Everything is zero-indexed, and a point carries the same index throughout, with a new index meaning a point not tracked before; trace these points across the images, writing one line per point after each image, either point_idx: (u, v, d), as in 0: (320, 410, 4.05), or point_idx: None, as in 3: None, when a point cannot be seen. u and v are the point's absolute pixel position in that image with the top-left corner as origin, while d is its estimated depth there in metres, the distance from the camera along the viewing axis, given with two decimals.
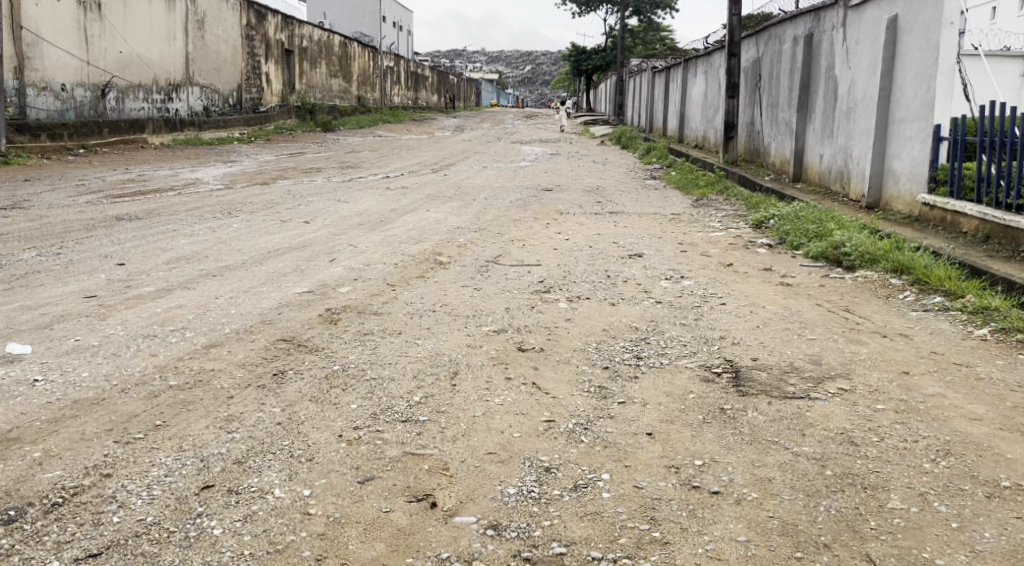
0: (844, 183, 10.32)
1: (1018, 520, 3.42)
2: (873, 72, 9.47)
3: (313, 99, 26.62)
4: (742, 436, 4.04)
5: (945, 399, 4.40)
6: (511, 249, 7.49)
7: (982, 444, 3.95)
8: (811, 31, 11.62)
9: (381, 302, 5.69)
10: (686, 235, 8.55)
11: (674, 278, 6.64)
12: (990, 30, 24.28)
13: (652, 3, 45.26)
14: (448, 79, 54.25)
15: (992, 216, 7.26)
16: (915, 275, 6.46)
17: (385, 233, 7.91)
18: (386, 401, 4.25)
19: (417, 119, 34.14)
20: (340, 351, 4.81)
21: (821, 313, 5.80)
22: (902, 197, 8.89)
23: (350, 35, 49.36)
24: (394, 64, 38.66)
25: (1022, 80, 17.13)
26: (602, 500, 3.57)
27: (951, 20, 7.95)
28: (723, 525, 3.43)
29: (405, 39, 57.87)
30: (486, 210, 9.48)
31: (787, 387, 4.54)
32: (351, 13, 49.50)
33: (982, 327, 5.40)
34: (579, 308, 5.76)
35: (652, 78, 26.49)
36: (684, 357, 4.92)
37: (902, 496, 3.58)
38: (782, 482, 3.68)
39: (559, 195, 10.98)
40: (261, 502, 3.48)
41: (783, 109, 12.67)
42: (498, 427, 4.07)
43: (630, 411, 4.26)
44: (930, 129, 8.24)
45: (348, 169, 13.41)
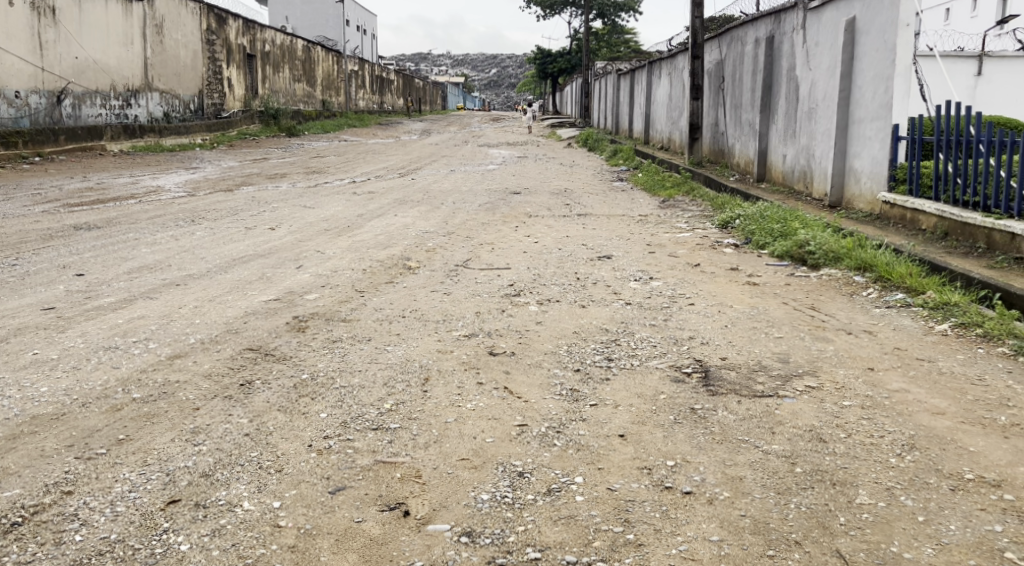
0: (806, 182, 10.44)
1: (982, 512, 3.48)
2: (832, 73, 9.59)
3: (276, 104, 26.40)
4: (713, 435, 4.06)
5: (909, 394, 4.46)
6: (480, 252, 7.47)
7: (946, 437, 4.01)
8: (772, 33, 11.74)
9: (350, 308, 5.66)
10: (654, 237, 8.58)
11: (643, 279, 6.68)
12: (944, 33, 24.70)
13: (614, 6, 45.52)
14: (413, 83, 54.14)
15: (951, 213, 7.37)
16: (878, 272, 6.53)
17: (352, 238, 7.87)
18: (357, 409, 4.22)
19: (384, 123, 34.00)
20: (308, 359, 4.77)
21: (787, 312, 5.85)
22: (863, 196, 9.02)
23: (313, 39, 49.11)
24: (358, 68, 38.49)
25: (973, 81, 17.42)
26: (576, 503, 3.58)
27: (907, 22, 8.07)
28: (696, 525, 3.45)
29: (369, 43, 57.73)
30: (454, 214, 9.47)
31: (756, 386, 4.58)
32: (313, 16, 49.23)
33: (944, 322, 5.48)
34: (550, 310, 5.77)
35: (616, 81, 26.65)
36: (654, 358, 4.94)
37: (869, 492, 3.62)
38: (752, 481, 3.71)
39: (527, 197, 11.00)
40: (230, 515, 3.44)
41: (747, 109, 12.80)
42: (469, 432, 4.06)
43: (602, 413, 4.27)
44: (888, 129, 8.37)
45: (314, 175, 13.33)
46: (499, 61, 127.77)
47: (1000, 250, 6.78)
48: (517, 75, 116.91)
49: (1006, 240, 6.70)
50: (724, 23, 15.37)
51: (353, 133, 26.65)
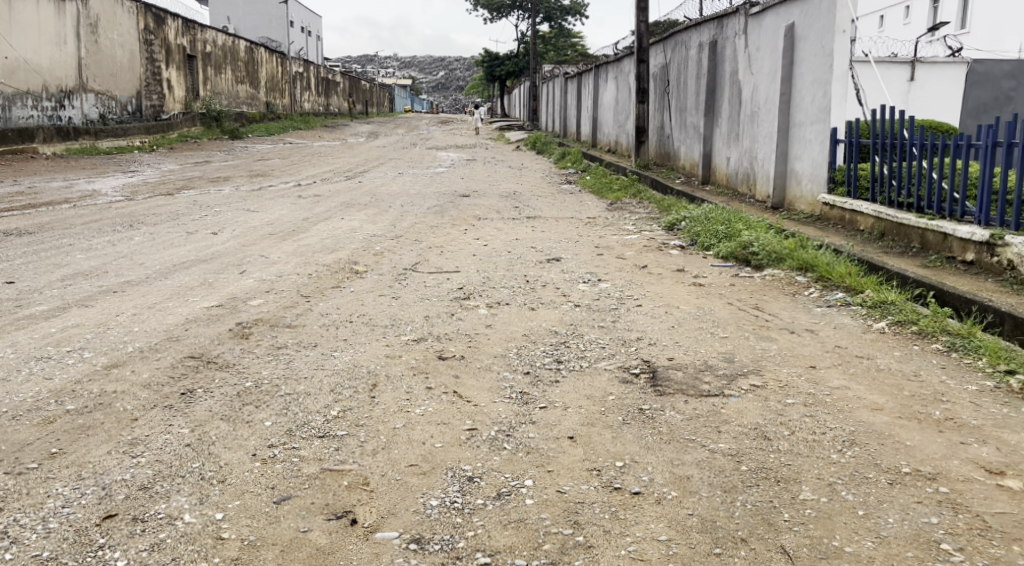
0: (750, 184, 10.61)
1: (919, 505, 3.57)
2: (773, 78, 9.77)
3: (218, 106, 26.00)
4: (661, 435, 4.11)
5: (849, 391, 4.56)
6: (428, 256, 7.46)
7: (883, 433, 4.11)
8: (714, 38, 11.92)
9: (295, 314, 5.60)
10: (601, 239, 8.65)
11: (591, 281, 6.73)
12: (879, 40, 25.32)
13: (561, 10, 45.80)
14: (360, 86, 53.80)
15: (886, 214, 7.54)
16: (818, 272, 6.66)
17: (298, 242, 7.80)
18: (302, 417, 4.18)
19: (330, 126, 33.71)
20: (252, 367, 4.71)
21: (732, 312, 5.93)
22: (804, 197, 9.19)
23: (256, 41, 48.50)
24: (303, 70, 38.09)
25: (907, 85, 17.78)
26: (525, 506, 3.59)
27: (843, 28, 8.25)
28: (644, 525, 3.48)
29: (314, 45, 57.23)
30: (403, 217, 9.43)
31: (702, 385, 4.64)
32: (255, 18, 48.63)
33: (881, 320, 5.61)
34: (499, 313, 5.78)
35: (563, 85, 26.79)
36: (603, 359, 4.98)
37: (812, 487, 3.69)
38: (699, 480, 3.76)
39: (476, 200, 10.99)
40: (170, 528, 3.38)
41: (691, 113, 12.97)
42: (418, 438, 4.05)
43: (551, 416, 4.29)
44: (827, 132, 8.56)
45: (257, 178, 13.16)
46: (446, 64, 127.61)
47: (933, 250, 6.96)
48: (465, 78, 116.93)
49: (939, 240, 6.87)
50: (668, 28, 15.54)
51: (299, 136, 26.41)
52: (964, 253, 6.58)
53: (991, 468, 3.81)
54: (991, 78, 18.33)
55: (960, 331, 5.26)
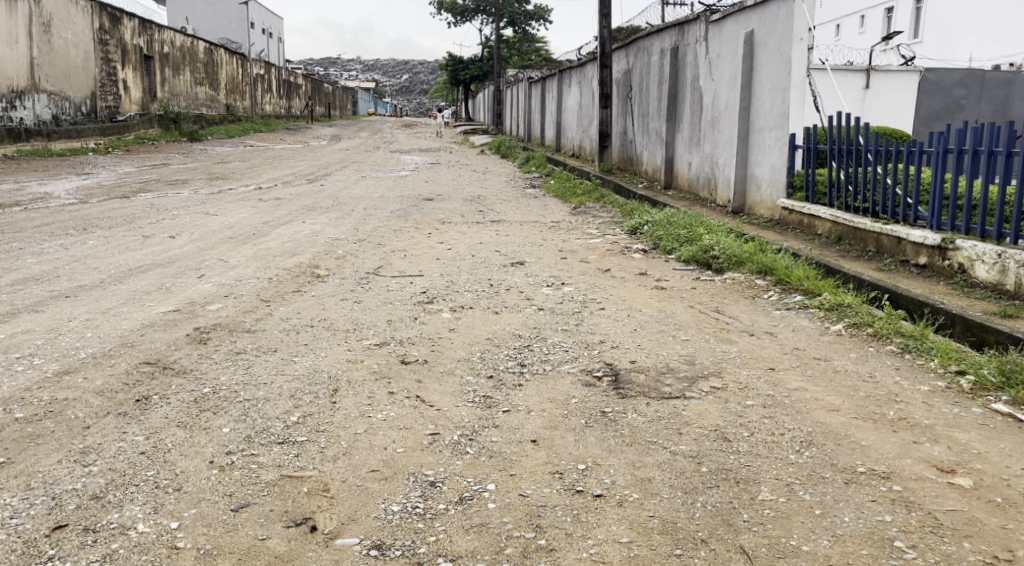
0: (711, 189, 10.72)
1: (873, 503, 3.63)
2: (733, 84, 9.88)
3: (176, 108, 25.67)
4: (622, 437, 4.14)
5: (807, 392, 4.62)
6: (391, 260, 7.43)
7: (840, 433, 4.17)
8: (676, 45, 12.03)
9: (255, 318, 5.55)
10: (565, 243, 8.68)
11: (554, 285, 6.75)
12: (835, 48, 25.66)
13: (525, 15, 45.89)
14: (322, 88, 53.45)
15: (843, 218, 7.67)
16: (777, 275, 6.75)
17: (258, 246, 7.73)
18: (261, 423, 4.14)
19: (292, 128, 33.41)
20: (210, 373, 4.66)
21: (693, 315, 5.98)
22: (763, 202, 9.30)
23: (215, 42, 47.98)
24: (264, 72, 37.73)
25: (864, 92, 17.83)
26: (487, 510, 3.59)
27: (800, 36, 8.38)
28: (606, 528, 3.50)
29: (276, 47, 56.70)
30: (366, 221, 9.37)
31: (664, 387, 4.68)
32: (215, 19, 48.09)
33: (838, 323, 5.69)
34: (463, 317, 5.77)
35: (526, 90, 26.87)
36: (566, 362, 5.00)
37: (771, 488, 3.74)
38: (661, 481, 3.79)
39: (439, 204, 10.97)
40: (122, 539, 3.34)
41: (653, 119, 13.07)
42: (380, 443, 4.03)
43: (514, 419, 4.30)
44: (786, 138, 8.69)
45: (217, 181, 13.02)
46: (410, 67, 127.27)
47: (888, 253, 7.08)
48: (429, 82, 116.62)
49: (893, 244, 7.00)
50: (631, 34, 15.64)
51: (260, 139, 26.17)
52: (918, 256, 6.71)
53: (943, 466, 3.88)
54: (942, 87, 18.52)
55: (913, 333, 5.35)
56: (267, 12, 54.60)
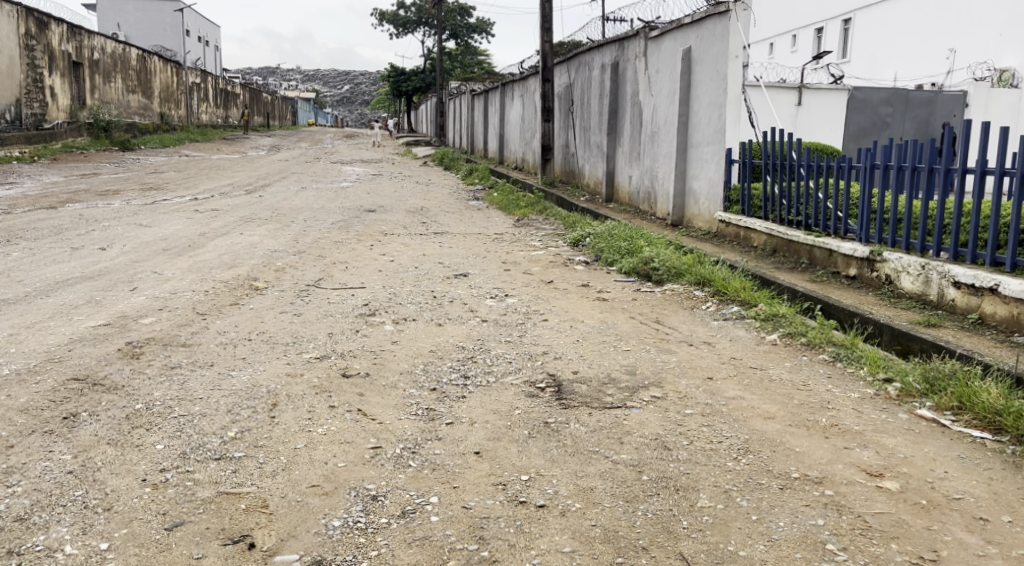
0: (651, 202, 10.88)
1: (807, 508, 3.71)
2: (671, 99, 10.06)
3: (107, 115, 25.11)
4: (565, 447, 4.17)
5: (744, 401, 4.71)
6: (333, 272, 7.38)
7: (775, 440, 4.26)
8: (616, 60, 12.18)
9: (191, 332, 5.47)
10: (508, 255, 8.72)
11: (498, 296, 6.77)
12: (771, 68, 26.24)
13: (468, 28, 46.24)
14: (261, 98, 52.82)
15: (777, 231, 7.85)
16: (715, 286, 6.87)
17: (194, 258, 7.60)
18: (197, 439, 4.08)
19: (229, 138, 32.91)
20: (143, 388, 4.56)
21: (634, 326, 6.06)
22: (701, 215, 9.47)
23: (148, 48, 47.09)
24: (201, 81, 37.16)
25: (797, 109, 18.19)
26: (430, 524, 3.59)
27: (736, 54, 8.58)
28: (549, 538, 3.52)
29: (212, 55, 55.85)
30: (305, 233, 9.30)
31: (605, 397, 4.73)
32: (148, 25, 47.19)
33: (773, 333, 5.82)
34: (406, 330, 5.76)
35: (469, 102, 26.94)
36: (509, 374, 5.02)
37: (709, 495, 3.80)
38: (603, 491, 3.82)
39: (381, 216, 10.93)
40: (49, 562, 3.27)
41: (594, 132, 13.23)
42: (320, 458, 4.00)
43: (457, 432, 4.30)
44: (722, 153, 8.87)
45: (150, 192, 12.76)
46: (351, 78, 126.52)
47: (820, 265, 7.27)
48: (371, 93, 116.11)
49: (825, 256, 7.18)
50: (573, 48, 15.78)
51: (196, 149, 25.75)
52: (848, 268, 6.90)
53: (871, 471, 3.99)
54: (869, 104, 18.91)
55: (844, 342, 5.49)
56: (203, 19, 53.80)
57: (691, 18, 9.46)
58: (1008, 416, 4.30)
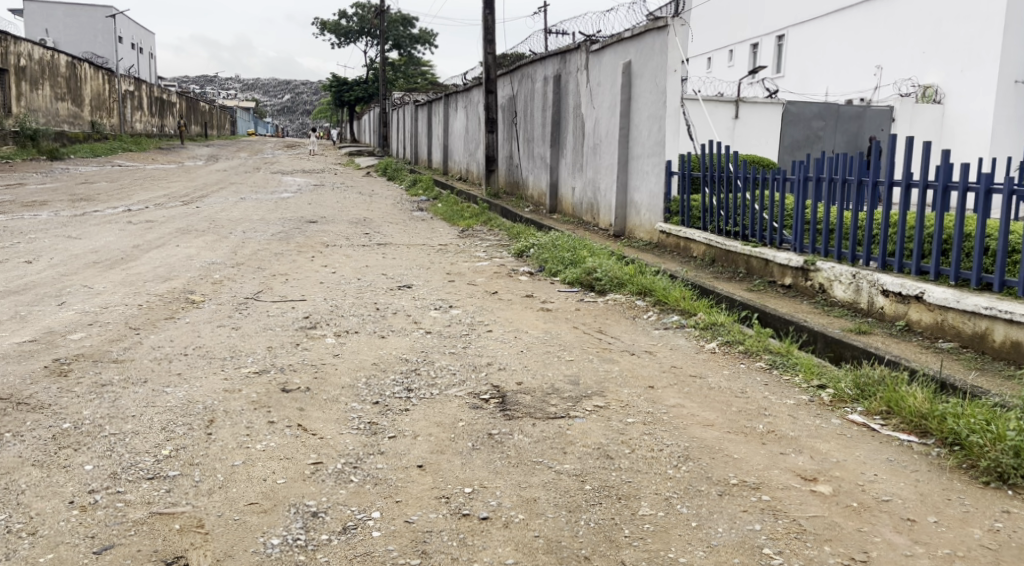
0: (594, 214, 10.95)
1: (745, 513, 3.75)
2: (612, 112, 10.16)
3: (35, 123, 24.43)
4: (509, 458, 4.16)
5: (684, 408, 4.76)
6: (272, 284, 7.27)
7: (714, 447, 4.31)
8: (558, 72, 12.27)
9: (123, 348, 5.34)
10: (453, 266, 8.69)
11: (442, 308, 6.75)
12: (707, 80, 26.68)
13: (410, 38, 46.30)
14: (198, 107, 51.94)
15: (715, 241, 7.96)
16: (656, 296, 6.94)
17: (126, 272, 7.43)
18: (128, 458, 3.98)
19: (164, 147, 32.26)
20: (71, 407, 4.44)
21: (577, 335, 6.10)
22: (642, 226, 9.56)
23: (79, 55, 46.03)
24: (134, 89, 36.46)
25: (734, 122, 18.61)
26: (372, 539, 3.55)
27: (674, 68, 8.71)
28: (492, 550, 3.51)
29: (146, 62, 54.78)
30: (243, 244, 9.16)
31: (549, 407, 4.74)
32: (79, 32, 46.18)
33: (712, 341, 5.90)
34: (347, 343, 5.70)
35: (412, 112, 26.84)
36: (453, 386, 5.00)
37: (650, 503, 3.82)
38: (546, 501, 3.82)
39: (324, 227, 10.83)
40: None
41: (538, 144, 13.29)
42: (259, 475, 3.93)
43: (400, 445, 4.27)
44: (662, 164, 8.98)
45: (79, 203, 12.43)
46: (293, 88, 125.35)
47: (757, 274, 7.39)
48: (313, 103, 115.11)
49: (762, 265, 7.31)
50: (515, 60, 15.82)
51: (130, 159, 25.21)
52: (783, 277, 7.03)
53: (806, 475, 4.06)
54: (801, 119, 19.14)
55: (779, 349, 5.59)
56: (137, 27, 52.79)
57: (631, 32, 9.58)
58: (933, 420, 4.42)
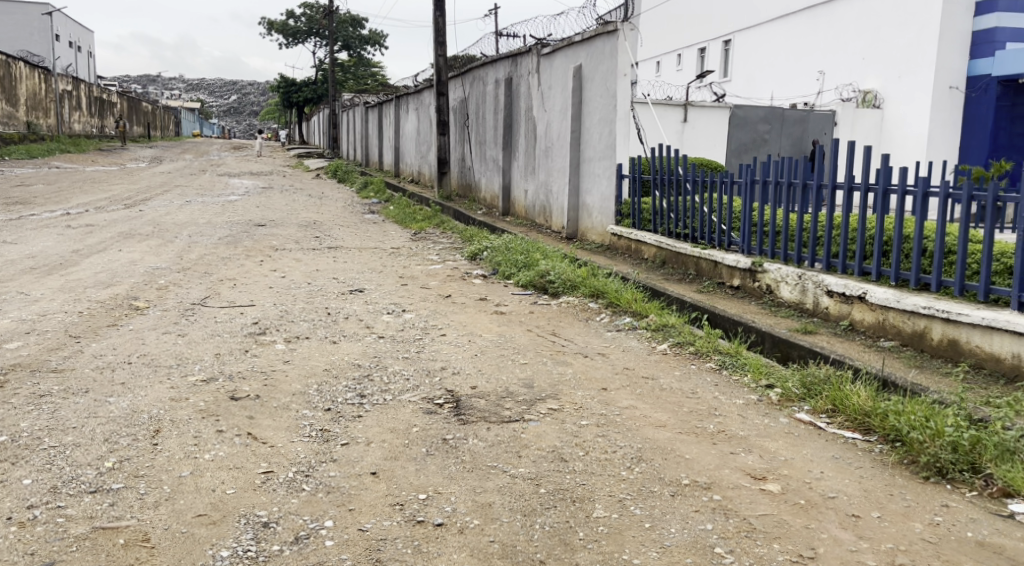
0: (546, 216, 10.95)
1: (698, 513, 3.76)
2: (564, 115, 10.17)
3: None
4: (463, 464, 4.12)
5: (636, 410, 4.76)
6: (219, 289, 7.13)
7: (666, 447, 4.32)
8: (509, 75, 12.26)
9: (62, 356, 5.18)
10: (405, 269, 8.63)
11: (395, 312, 6.69)
12: (656, 83, 26.92)
13: (360, 39, 46.07)
14: (140, 108, 50.92)
15: (666, 243, 8.00)
16: (608, 298, 6.96)
17: (66, 277, 7.23)
18: (69, 471, 3.85)
19: (104, 149, 31.55)
20: (8, 420, 4.29)
21: (532, 339, 6.07)
22: (594, 228, 9.58)
23: (14, 53, 44.86)
24: (72, 88, 35.62)
25: (682, 126, 18.81)
26: (325, 549, 3.48)
27: (625, 72, 8.76)
28: (446, 557, 3.46)
29: (84, 61, 53.54)
30: (189, 249, 8.98)
31: (504, 411, 4.70)
32: (14, 30, 45.01)
33: (664, 342, 5.92)
34: (298, 349, 5.60)
35: (363, 113, 26.62)
36: (407, 392, 4.94)
37: (605, 505, 3.81)
38: (501, 506, 3.79)
39: (272, 230, 10.68)
40: None
41: (490, 146, 13.26)
42: (207, 485, 3.84)
43: (352, 452, 4.20)
44: (613, 167, 9.02)
45: (15, 206, 12.08)
46: (240, 89, 123.69)
47: (706, 276, 7.44)
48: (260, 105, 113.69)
49: (711, 267, 7.36)
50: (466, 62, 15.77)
51: (69, 160, 24.59)
52: (732, 278, 7.09)
53: (755, 474, 4.08)
54: (748, 122, 19.42)
55: (729, 350, 5.64)
56: (75, 25, 51.65)
57: (581, 36, 9.61)
58: (876, 417, 4.48)
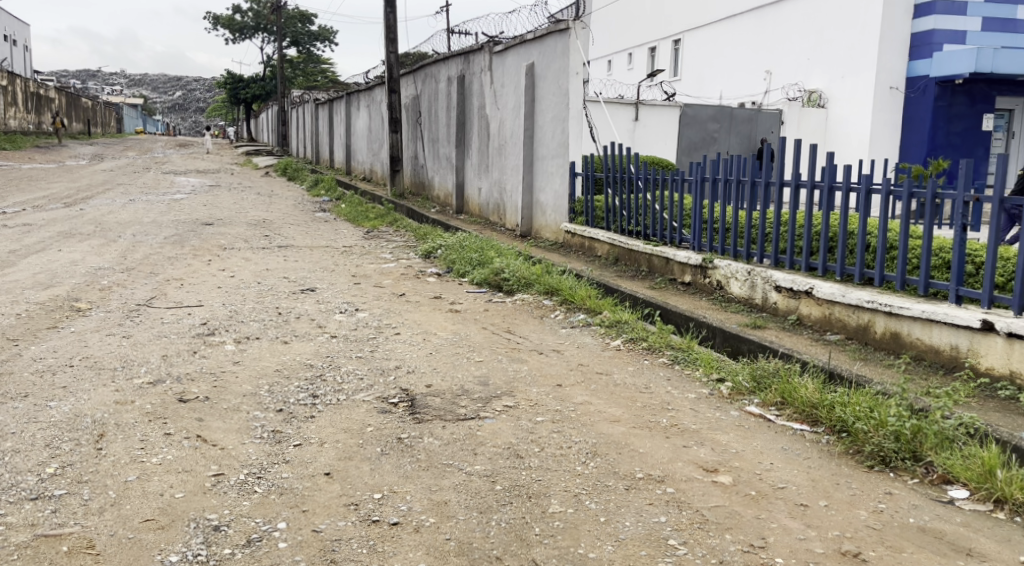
0: (500, 214, 10.96)
1: (651, 506, 3.80)
2: (516, 113, 10.20)
3: None
4: (418, 462, 4.11)
5: (591, 405, 4.80)
6: (165, 290, 7.03)
7: (620, 442, 4.35)
8: (462, 73, 12.25)
9: (1, 360, 5.07)
10: (358, 268, 8.58)
11: (347, 311, 6.65)
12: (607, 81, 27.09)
13: (309, 35, 45.67)
14: (81, 104, 49.83)
15: (619, 241, 8.06)
16: (562, 295, 6.98)
17: (4, 279, 7.06)
18: (9, 478, 3.77)
19: (43, 146, 30.81)
20: None
21: (486, 336, 6.07)
22: (548, 226, 9.62)
23: None
24: (7, 84, 34.74)
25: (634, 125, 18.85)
26: (278, 550, 3.45)
27: (577, 71, 8.82)
28: (402, 556, 3.45)
29: (19, 56, 52.18)
30: (133, 248, 8.83)
31: (459, 409, 4.71)
32: None
33: (617, 338, 5.97)
34: (248, 349, 5.54)
35: (313, 111, 26.39)
36: (361, 391, 4.91)
37: (560, 500, 3.83)
38: (456, 504, 3.79)
39: (221, 229, 10.55)
40: None
41: (443, 144, 13.23)
42: (155, 489, 3.78)
43: (306, 453, 4.17)
44: (566, 166, 9.07)
45: None
46: (188, 86, 121.78)
47: (659, 273, 7.51)
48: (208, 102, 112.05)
49: (663, 263, 7.43)
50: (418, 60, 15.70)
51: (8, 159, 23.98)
52: (683, 274, 7.17)
53: (707, 467, 4.14)
54: (698, 121, 19.80)
55: (681, 345, 5.70)
56: (10, 19, 50.36)
57: (533, 34, 9.63)
58: (823, 409, 4.56)
